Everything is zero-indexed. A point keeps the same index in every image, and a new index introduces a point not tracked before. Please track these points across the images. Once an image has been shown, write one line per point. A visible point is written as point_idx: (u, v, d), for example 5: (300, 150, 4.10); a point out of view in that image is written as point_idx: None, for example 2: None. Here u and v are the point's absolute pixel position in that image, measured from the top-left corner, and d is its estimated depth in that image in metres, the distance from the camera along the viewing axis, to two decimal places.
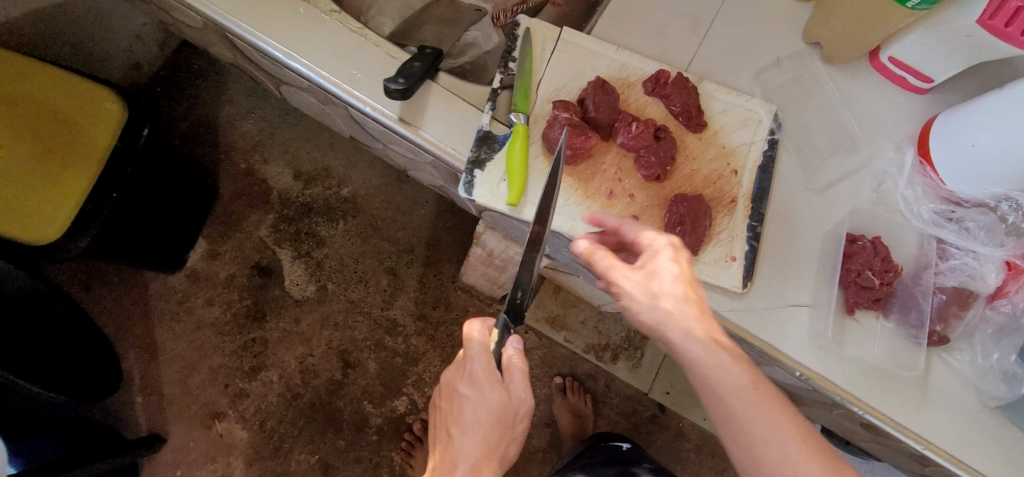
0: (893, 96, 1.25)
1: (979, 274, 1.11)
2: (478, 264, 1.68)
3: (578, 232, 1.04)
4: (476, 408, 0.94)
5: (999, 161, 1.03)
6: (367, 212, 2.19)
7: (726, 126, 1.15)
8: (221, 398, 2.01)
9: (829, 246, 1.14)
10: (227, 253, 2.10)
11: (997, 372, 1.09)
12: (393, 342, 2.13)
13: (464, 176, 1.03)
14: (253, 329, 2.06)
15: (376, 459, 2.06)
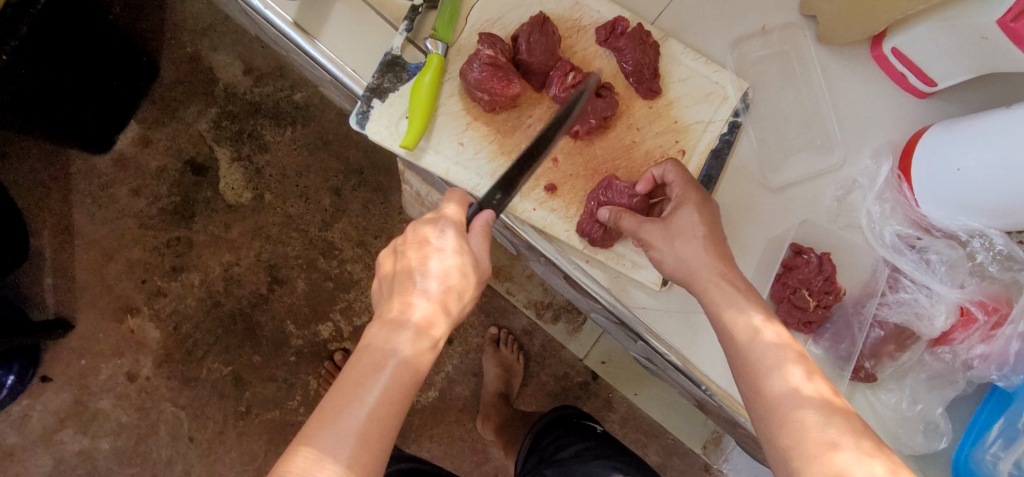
0: (887, 94, 1.08)
1: (927, 313, 0.97)
2: (412, 201, 1.54)
3: (483, 192, 0.90)
4: (443, 268, 0.81)
5: (992, 189, 0.88)
6: (318, 123, 2.02)
7: (684, 97, 0.99)
8: (136, 293, 1.93)
9: (772, 254, 1.01)
10: (160, 142, 1.96)
11: (919, 424, 0.99)
12: (327, 265, 2.01)
13: (358, 104, 0.88)
14: (179, 228, 1.95)
15: (291, 380, 1.98)
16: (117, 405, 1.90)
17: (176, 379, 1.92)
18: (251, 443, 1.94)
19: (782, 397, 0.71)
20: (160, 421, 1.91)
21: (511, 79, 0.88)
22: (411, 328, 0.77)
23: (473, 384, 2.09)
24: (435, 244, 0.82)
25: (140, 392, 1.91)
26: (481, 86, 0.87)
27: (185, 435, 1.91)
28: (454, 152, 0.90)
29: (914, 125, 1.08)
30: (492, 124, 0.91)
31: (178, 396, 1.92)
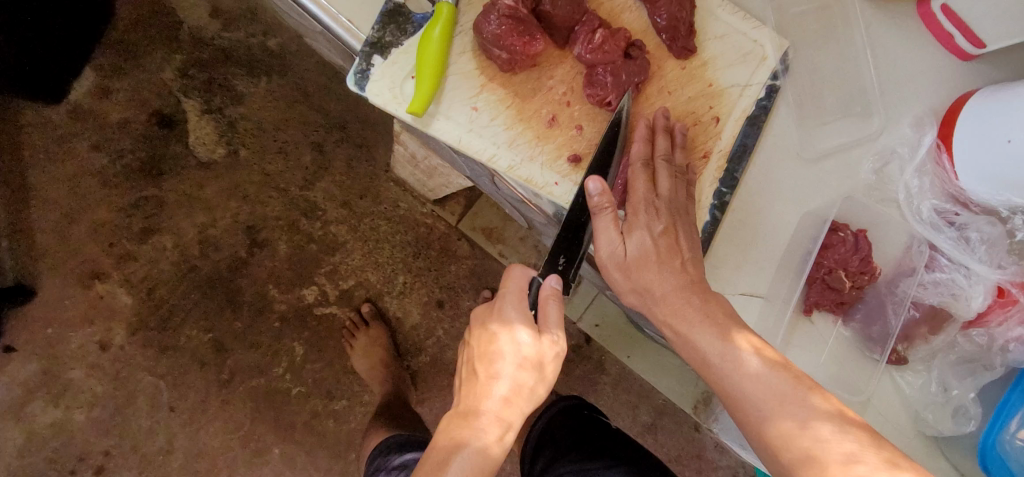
0: (933, 56, 0.99)
1: (965, 294, 0.93)
2: (403, 163, 1.42)
3: (500, 164, 0.80)
4: (507, 351, 0.78)
5: None
6: (295, 73, 1.86)
7: (720, 57, 0.89)
8: (104, 258, 1.79)
9: (805, 231, 0.94)
10: (120, 92, 1.79)
11: (948, 407, 0.96)
12: (310, 226, 1.89)
13: (356, 61, 0.76)
14: (147, 187, 1.80)
15: (276, 346, 1.88)
16: (90, 375, 1.79)
17: (152, 347, 1.82)
18: (236, 411, 1.85)
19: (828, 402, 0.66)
20: (137, 390, 1.81)
21: (532, 35, 0.77)
22: (485, 416, 0.76)
23: None
24: (500, 329, 0.79)
25: (114, 362, 1.80)
26: (499, 43, 0.76)
27: (165, 405, 1.82)
28: (467, 118, 0.79)
29: (958, 89, 0.99)
30: (509, 86, 0.80)
31: (155, 365, 1.82)
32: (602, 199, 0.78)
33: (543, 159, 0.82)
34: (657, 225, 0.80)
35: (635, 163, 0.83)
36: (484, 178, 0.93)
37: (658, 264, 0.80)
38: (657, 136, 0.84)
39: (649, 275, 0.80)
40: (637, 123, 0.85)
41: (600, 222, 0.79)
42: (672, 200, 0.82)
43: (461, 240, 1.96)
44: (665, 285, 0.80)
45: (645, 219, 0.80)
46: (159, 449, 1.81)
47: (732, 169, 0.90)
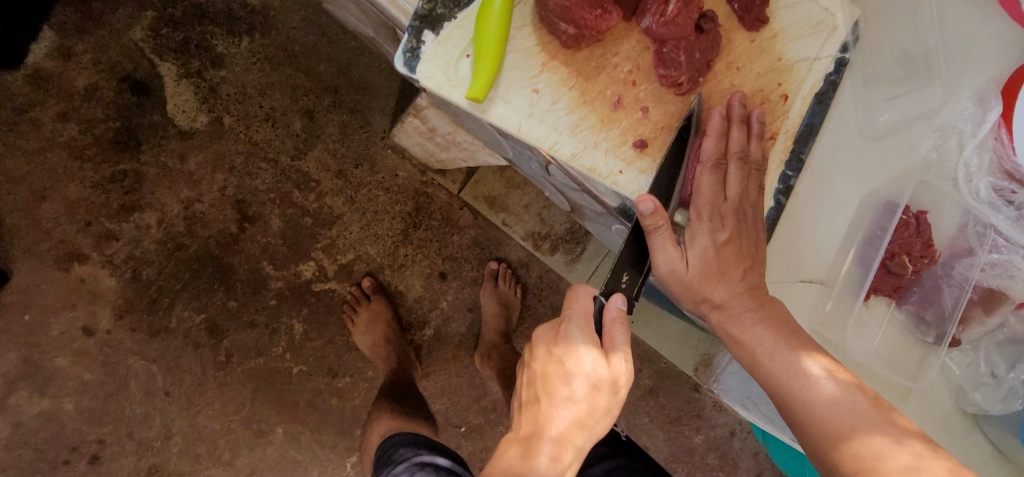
0: (997, 22, 0.94)
1: (1022, 276, 0.91)
2: (412, 133, 1.31)
3: (563, 151, 0.72)
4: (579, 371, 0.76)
5: None
6: (280, 31, 1.71)
7: (789, 28, 0.82)
8: (81, 238, 1.66)
9: (865, 214, 0.90)
10: (84, 54, 1.62)
11: (1000, 390, 0.94)
12: (304, 199, 1.75)
13: (405, 38, 0.66)
14: (124, 160, 1.66)
15: (273, 325, 1.76)
16: (76, 362, 1.68)
17: (142, 331, 1.70)
18: (234, 393, 1.76)
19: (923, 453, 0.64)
20: (128, 376, 1.71)
21: (604, 8, 0.70)
22: (550, 440, 0.73)
23: (469, 320, 1.88)
24: (570, 351, 0.77)
25: (102, 348, 1.69)
26: (565, 15, 0.68)
27: (159, 389, 1.72)
28: (528, 101, 0.71)
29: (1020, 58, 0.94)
30: (572, 64, 0.73)
31: (146, 349, 1.71)
32: (654, 219, 0.73)
33: (607, 145, 0.74)
34: (720, 234, 0.78)
35: (705, 162, 0.79)
36: (529, 160, 0.85)
37: (720, 274, 0.79)
38: (730, 129, 0.79)
39: (710, 284, 0.80)
40: (711, 113, 0.79)
41: (657, 241, 0.76)
42: (739, 202, 0.79)
43: (463, 209, 1.84)
44: (725, 293, 0.79)
45: (708, 228, 0.79)
46: (156, 435, 1.72)
47: (798, 150, 0.84)
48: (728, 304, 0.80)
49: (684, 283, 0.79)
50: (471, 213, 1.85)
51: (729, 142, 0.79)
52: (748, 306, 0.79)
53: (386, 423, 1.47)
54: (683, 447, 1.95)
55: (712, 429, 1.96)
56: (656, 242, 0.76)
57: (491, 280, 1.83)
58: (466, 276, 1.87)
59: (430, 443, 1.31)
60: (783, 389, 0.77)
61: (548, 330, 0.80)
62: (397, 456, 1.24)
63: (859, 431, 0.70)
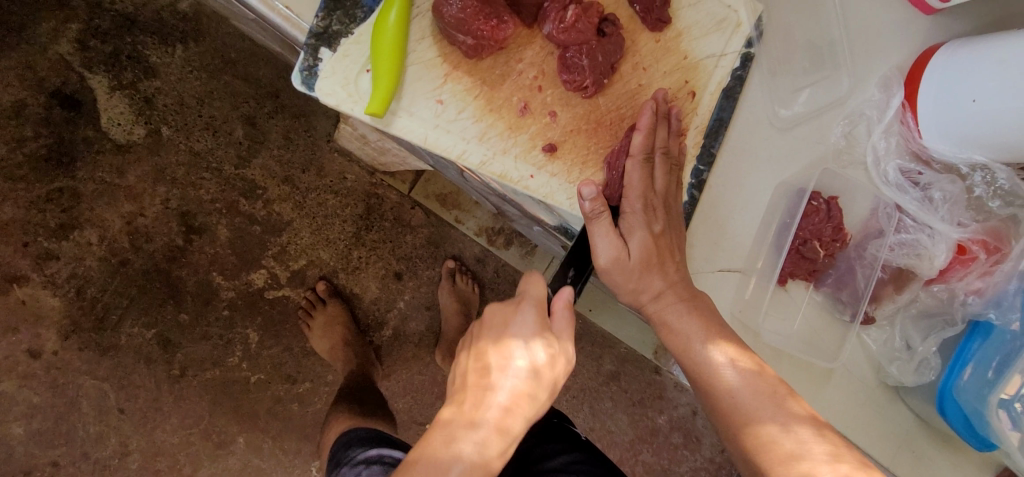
0: (898, 12, 0.97)
1: (928, 254, 0.95)
2: (350, 138, 1.32)
3: (470, 160, 0.74)
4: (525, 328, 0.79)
5: (992, 129, 0.86)
6: (214, 38, 1.63)
7: (693, 26, 0.84)
8: (20, 259, 1.59)
9: (779, 202, 0.92)
10: (9, 71, 1.55)
11: (912, 362, 0.99)
12: (251, 206, 1.69)
13: (302, 57, 0.70)
14: (58, 177, 1.59)
15: (227, 336, 1.71)
16: (23, 386, 1.63)
17: (89, 349, 1.64)
18: (192, 406, 1.70)
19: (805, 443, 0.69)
20: (79, 397, 1.65)
21: (500, 19, 0.73)
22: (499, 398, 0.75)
23: (429, 318, 1.83)
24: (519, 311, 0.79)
25: (50, 370, 1.63)
26: (462, 27, 0.71)
27: (112, 407, 1.66)
28: (432, 113, 0.73)
29: (918, 44, 0.98)
30: (476, 74, 0.75)
31: (96, 368, 1.65)
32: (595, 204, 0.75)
33: (516, 151, 0.76)
34: (655, 225, 0.80)
35: (635, 155, 0.79)
36: (449, 168, 0.87)
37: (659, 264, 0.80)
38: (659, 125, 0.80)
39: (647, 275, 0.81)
40: (642, 109, 0.79)
41: (598, 226, 0.77)
42: (653, 197, 0.80)
43: (415, 209, 1.78)
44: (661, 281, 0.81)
45: (643, 219, 0.79)
46: (113, 453, 1.67)
47: (708, 144, 0.87)
48: (665, 292, 0.82)
49: (627, 274, 0.80)
50: (423, 212, 1.79)
51: (656, 138, 0.80)
52: (679, 297, 0.82)
53: (342, 422, 1.43)
54: (647, 428, 1.94)
55: (675, 409, 1.94)
56: (597, 228, 0.77)
57: (448, 278, 1.77)
58: (423, 275, 1.82)
59: (385, 437, 1.31)
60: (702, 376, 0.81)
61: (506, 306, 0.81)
62: (348, 455, 1.24)
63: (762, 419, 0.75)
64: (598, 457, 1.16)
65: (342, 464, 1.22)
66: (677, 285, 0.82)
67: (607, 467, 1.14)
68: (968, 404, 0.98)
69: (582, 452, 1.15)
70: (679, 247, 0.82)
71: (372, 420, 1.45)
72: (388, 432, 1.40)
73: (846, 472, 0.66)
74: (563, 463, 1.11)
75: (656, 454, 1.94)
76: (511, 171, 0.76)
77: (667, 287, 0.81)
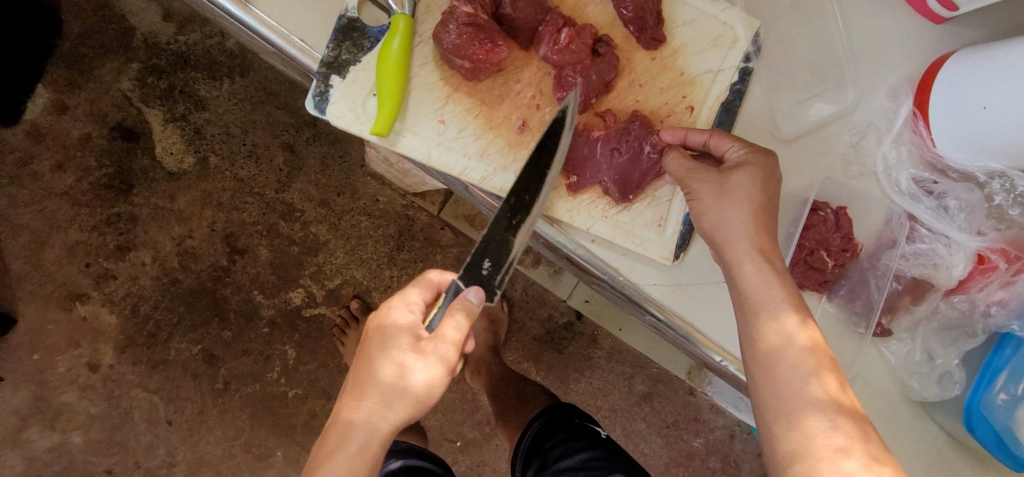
0: (906, 23, 0.97)
1: (945, 264, 0.94)
2: (377, 162, 1.41)
3: (471, 174, 0.84)
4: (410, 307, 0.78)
5: (1005, 136, 0.83)
6: (257, 71, 1.74)
7: (689, 44, 0.90)
8: (82, 279, 1.71)
9: (785, 213, 0.93)
10: (78, 108, 1.69)
11: (934, 374, 0.96)
12: (290, 228, 1.76)
13: (315, 84, 0.81)
14: (117, 203, 1.71)
15: (267, 352, 1.77)
16: (83, 397, 1.72)
17: (142, 363, 1.74)
18: (234, 419, 1.77)
19: (805, 442, 0.68)
20: (133, 408, 1.74)
21: (494, 43, 0.82)
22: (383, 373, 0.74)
23: None
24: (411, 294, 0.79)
25: (106, 381, 1.73)
26: (459, 52, 0.80)
27: (162, 418, 1.75)
28: (435, 131, 0.84)
29: (930, 53, 0.97)
30: (476, 94, 0.85)
31: (148, 381, 1.74)
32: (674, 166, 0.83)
33: (516, 166, 0.85)
34: (769, 185, 0.79)
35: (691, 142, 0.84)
36: (457, 185, 0.95)
37: (761, 216, 0.78)
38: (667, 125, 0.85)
39: (740, 228, 0.77)
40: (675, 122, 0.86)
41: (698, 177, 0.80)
42: None
43: (444, 229, 1.81)
44: (754, 239, 0.77)
45: (751, 173, 0.78)
46: (162, 462, 1.75)
47: None
48: None
49: None
50: (453, 231, 1.81)
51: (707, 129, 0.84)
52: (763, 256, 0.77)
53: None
54: (682, 451, 1.88)
55: (712, 432, 1.87)
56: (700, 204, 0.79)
57: None
58: None
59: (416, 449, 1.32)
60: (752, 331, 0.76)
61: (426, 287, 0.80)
62: None
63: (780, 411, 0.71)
64: (617, 454, 1.19)
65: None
66: (767, 245, 0.78)
67: (628, 463, 1.17)
68: (999, 421, 0.95)
69: (600, 448, 1.18)
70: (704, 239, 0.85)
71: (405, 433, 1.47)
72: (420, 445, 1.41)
73: (852, 469, 0.64)
74: (581, 461, 1.15)
75: None
76: (507, 182, 0.84)
77: None
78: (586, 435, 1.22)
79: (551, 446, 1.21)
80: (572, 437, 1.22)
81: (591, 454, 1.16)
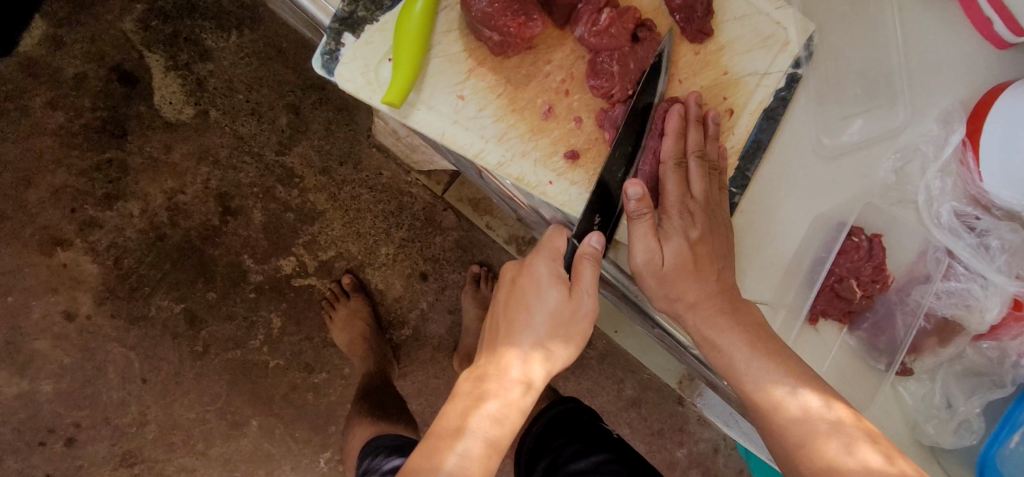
0: (969, 44, 0.90)
1: (979, 306, 0.87)
2: (386, 134, 1.35)
3: (486, 158, 0.78)
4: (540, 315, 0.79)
5: None
6: (267, 26, 1.65)
7: (737, 41, 0.84)
8: (65, 224, 1.64)
9: (816, 236, 0.87)
10: (75, 44, 1.60)
11: (952, 422, 0.90)
12: (287, 194, 1.68)
13: (326, 42, 0.76)
14: (109, 149, 1.63)
15: (251, 318, 1.70)
16: (55, 346, 1.66)
17: (121, 317, 1.67)
18: (211, 384, 1.71)
19: None
20: (107, 362, 1.68)
21: (529, 18, 0.76)
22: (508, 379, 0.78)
23: (450, 322, 1.77)
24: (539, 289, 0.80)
25: (81, 333, 1.67)
26: (489, 23, 0.75)
27: (136, 376, 1.68)
28: (452, 108, 0.78)
29: (991, 79, 0.90)
30: (501, 72, 0.79)
31: (125, 336, 1.68)
32: (641, 206, 0.74)
33: (536, 155, 0.79)
34: (692, 231, 0.77)
35: (665, 161, 0.79)
36: (468, 168, 0.89)
37: (705, 269, 0.77)
38: (689, 128, 0.79)
39: (684, 282, 0.77)
40: (669, 110, 0.80)
41: (637, 228, 0.76)
42: (686, 199, 0.78)
43: (447, 211, 1.73)
44: (697, 292, 0.77)
45: (680, 225, 0.77)
46: (132, 421, 1.69)
47: (743, 166, 0.85)
48: (705, 304, 0.77)
49: (657, 278, 0.77)
50: (456, 214, 1.73)
51: (688, 142, 0.80)
52: (712, 310, 0.77)
53: (366, 429, 1.39)
54: (665, 461, 1.83)
55: (696, 444, 1.83)
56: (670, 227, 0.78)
57: (473, 283, 1.70)
58: (447, 278, 1.75)
59: (413, 446, 1.26)
60: (739, 379, 0.76)
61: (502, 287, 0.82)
62: (374, 465, 1.20)
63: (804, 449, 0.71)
64: (631, 457, 1.09)
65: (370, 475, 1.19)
66: (716, 296, 0.77)
67: (643, 466, 1.08)
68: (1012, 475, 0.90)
69: (613, 452, 1.08)
70: (724, 253, 0.79)
71: (397, 424, 1.41)
72: (416, 440, 1.35)
73: None
74: (594, 463, 1.04)
75: None
76: (523, 169, 0.79)
77: (707, 297, 0.77)
78: (597, 438, 1.12)
79: (559, 445, 1.11)
80: (582, 438, 1.11)
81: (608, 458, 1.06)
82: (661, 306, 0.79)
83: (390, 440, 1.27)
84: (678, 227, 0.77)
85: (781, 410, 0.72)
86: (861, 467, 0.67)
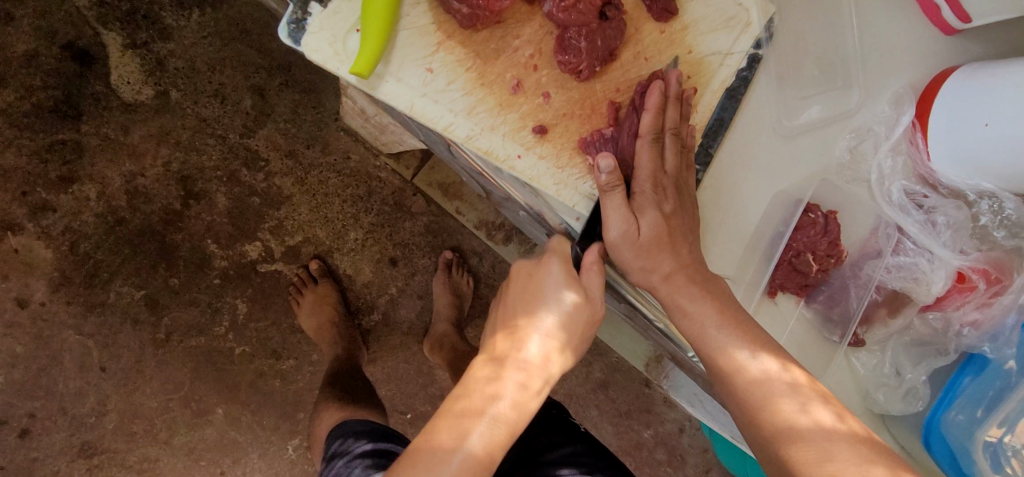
0: (919, 31, 0.94)
1: (926, 279, 0.91)
2: (353, 114, 1.34)
3: (455, 131, 0.79)
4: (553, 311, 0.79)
5: (997, 151, 0.81)
6: (231, 6, 1.61)
7: (701, 21, 0.86)
8: (17, 208, 1.57)
9: (776, 212, 0.90)
10: (26, 20, 1.54)
11: (900, 390, 0.95)
12: (252, 178, 1.65)
13: (292, 11, 0.76)
14: (63, 130, 1.57)
15: (216, 304, 1.67)
16: (8, 334, 1.60)
17: (78, 304, 1.62)
18: (174, 371, 1.67)
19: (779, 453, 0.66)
20: (63, 350, 1.62)
21: None
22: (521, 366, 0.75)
23: (420, 308, 1.76)
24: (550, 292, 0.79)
25: (35, 320, 1.61)
26: None
27: (95, 365, 1.64)
28: (421, 81, 0.78)
29: (938, 64, 0.94)
30: (470, 46, 0.80)
31: (82, 324, 1.63)
32: (612, 180, 0.75)
33: (505, 129, 0.80)
34: (665, 206, 0.79)
35: (643, 135, 0.79)
36: (437, 143, 0.90)
37: (677, 242, 0.80)
38: (669, 106, 0.80)
39: (658, 253, 0.79)
40: (652, 87, 0.79)
41: (610, 201, 0.77)
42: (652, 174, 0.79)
43: (417, 195, 1.72)
44: (660, 264, 0.79)
45: (655, 199, 0.79)
46: (90, 411, 1.64)
47: (706, 143, 0.87)
48: (672, 274, 0.79)
49: (622, 250, 0.79)
50: (425, 199, 1.73)
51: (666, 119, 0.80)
52: (680, 282, 0.79)
53: (334, 412, 1.37)
54: (633, 442, 1.87)
55: (663, 425, 1.87)
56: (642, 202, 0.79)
57: (443, 268, 1.70)
58: (416, 263, 1.74)
59: (381, 429, 1.25)
60: (704, 345, 0.78)
61: (513, 282, 0.82)
62: (348, 446, 1.18)
63: (764, 415, 0.72)
64: (598, 451, 1.10)
65: (337, 456, 1.17)
66: (689, 268, 0.80)
67: (609, 459, 1.09)
68: (955, 439, 0.95)
69: (582, 444, 1.09)
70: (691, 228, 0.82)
71: (366, 408, 1.40)
72: (385, 423, 1.34)
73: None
74: (564, 456, 1.05)
75: (638, 469, 1.87)
76: (492, 143, 0.79)
77: (675, 269, 0.79)
78: (569, 432, 1.12)
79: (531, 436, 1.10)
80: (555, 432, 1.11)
81: (576, 451, 1.06)
82: (634, 279, 0.81)
83: (358, 423, 1.26)
84: (649, 203, 0.78)
85: (743, 373, 0.75)
86: (816, 430, 0.68)
